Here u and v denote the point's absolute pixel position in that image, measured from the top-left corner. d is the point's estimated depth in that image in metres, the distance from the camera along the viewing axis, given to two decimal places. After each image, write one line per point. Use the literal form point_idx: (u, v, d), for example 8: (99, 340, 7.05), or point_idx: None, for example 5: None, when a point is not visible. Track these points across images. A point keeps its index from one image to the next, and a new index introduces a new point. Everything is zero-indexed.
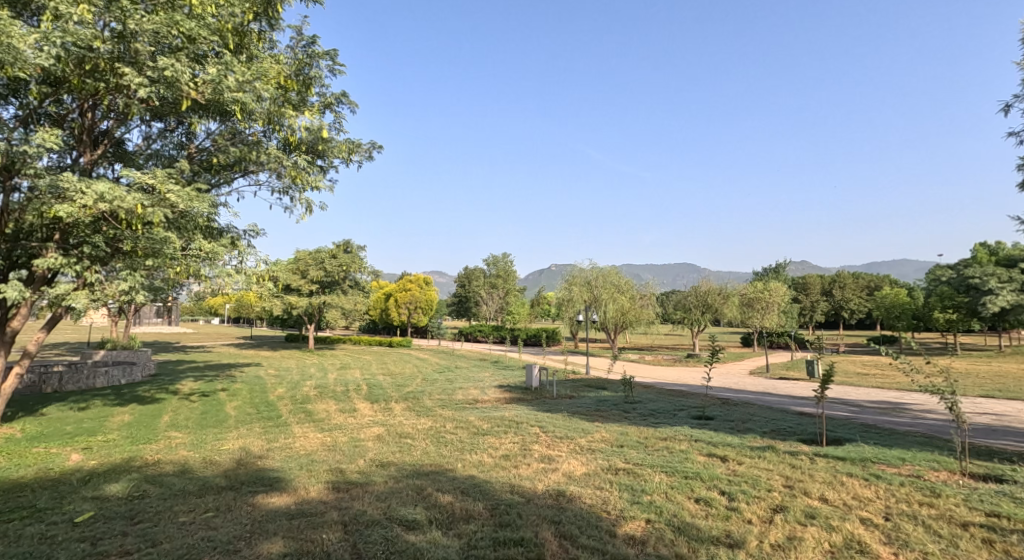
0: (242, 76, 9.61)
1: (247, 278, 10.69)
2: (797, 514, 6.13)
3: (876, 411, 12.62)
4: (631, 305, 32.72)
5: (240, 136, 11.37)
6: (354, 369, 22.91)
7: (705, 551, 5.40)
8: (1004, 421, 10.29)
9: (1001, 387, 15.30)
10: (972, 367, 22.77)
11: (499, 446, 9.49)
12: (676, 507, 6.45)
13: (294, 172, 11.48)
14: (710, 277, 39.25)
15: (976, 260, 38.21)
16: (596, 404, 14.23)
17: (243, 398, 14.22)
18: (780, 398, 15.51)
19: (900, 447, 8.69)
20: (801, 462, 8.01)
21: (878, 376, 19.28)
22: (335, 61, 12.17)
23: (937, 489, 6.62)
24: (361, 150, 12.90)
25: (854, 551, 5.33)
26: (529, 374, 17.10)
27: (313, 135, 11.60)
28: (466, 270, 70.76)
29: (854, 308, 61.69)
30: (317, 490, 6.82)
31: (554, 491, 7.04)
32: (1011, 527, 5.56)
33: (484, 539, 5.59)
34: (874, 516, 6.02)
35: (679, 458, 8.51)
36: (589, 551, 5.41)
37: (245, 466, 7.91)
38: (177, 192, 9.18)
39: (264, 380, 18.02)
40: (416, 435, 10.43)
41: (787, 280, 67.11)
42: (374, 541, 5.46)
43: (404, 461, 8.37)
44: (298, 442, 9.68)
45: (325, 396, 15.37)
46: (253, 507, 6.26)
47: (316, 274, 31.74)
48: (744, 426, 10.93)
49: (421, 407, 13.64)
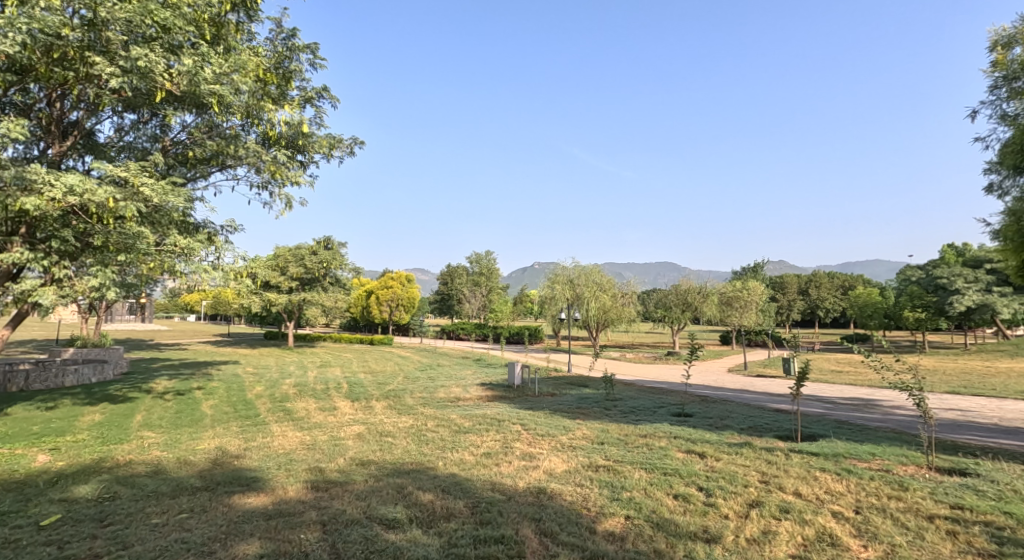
0: (219, 68, 9.48)
1: (224, 274, 10.51)
2: (772, 509, 6.22)
3: (850, 408, 12.81)
4: (613, 304, 32.96)
5: (217, 130, 11.12)
6: (334, 367, 22.63)
7: (683, 547, 5.45)
8: (970, 417, 10.55)
9: (968, 383, 15.73)
10: (939, 365, 23.45)
11: (480, 444, 9.46)
12: (654, 503, 6.50)
13: (273, 167, 11.29)
14: (690, 277, 39.45)
15: (944, 259, 39.33)
16: (578, 401, 14.31)
17: (220, 397, 13.96)
18: (758, 396, 15.69)
19: (871, 442, 8.88)
20: (776, 458, 8.13)
21: (851, 374, 19.73)
22: (316, 55, 11.99)
23: (905, 483, 6.76)
24: (342, 145, 12.75)
25: (825, 544, 5.42)
26: (512, 371, 17.12)
27: (293, 129, 11.43)
28: (448, 269, 70.21)
29: (830, 308, 62.86)
30: (295, 490, 6.73)
31: (535, 488, 7.05)
32: (975, 519, 5.70)
33: (465, 537, 5.57)
34: (845, 509, 6.14)
35: (659, 455, 8.58)
36: (568, 549, 5.42)
37: (221, 466, 7.79)
38: (150, 186, 8.97)
39: (243, 378, 17.76)
40: (397, 434, 10.31)
41: (766, 279, 68.00)
42: (353, 541, 5.40)
43: (385, 459, 8.31)
44: (276, 442, 9.51)
45: (304, 394, 15.15)
46: (229, 507, 6.16)
47: (296, 271, 31.36)
48: (722, 423, 11.03)
49: (402, 405, 13.53)
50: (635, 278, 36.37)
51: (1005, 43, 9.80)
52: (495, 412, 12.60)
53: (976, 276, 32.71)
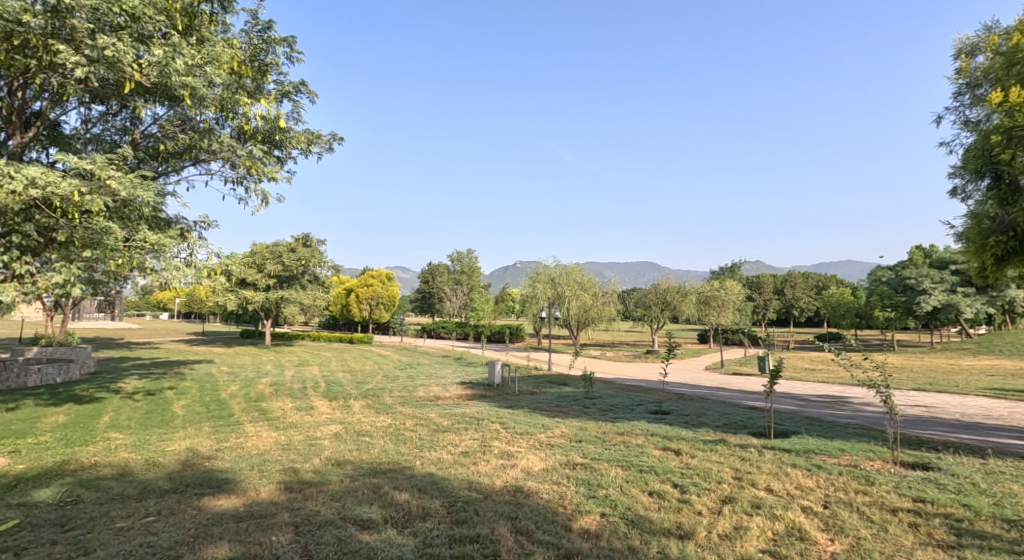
0: (191, 59, 9.29)
1: (197, 272, 10.29)
2: (744, 505, 6.33)
3: (821, 405, 13.08)
4: (594, 302, 33.17)
5: (190, 123, 10.87)
6: (312, 366, 22.34)
7: (657, 543, 5.52)
8: (934, 413, 10.86)
9: (933, 380, 16.21)
10: (907, 363, 24.11)
11: (459, 443, 9.43)
12: (630, 501, 6.57)
13: (248, 162, 11.08)
14: (670, 276, 39.75)
15: (913, 260, 40.43)
16: (558, 400, 14.35)
17: (193, 397, 13.67)
18: (734, 394, 15.92)
19: (840, 438, 9.07)
20: (750, 455, 8.26)
21: (822, 372, 20.17)
22: (293, 48, 11.82)
23: (871, 478, 6.94)
24: (320, 141, 12.58)
25: (794, 539, 5.53)
26: (492, 370, 17.09)
27: (269, 124, 11.26)
28: (429, 267, 69.71)
29: (804, 307, 64.13)
30: (268, 491, 6.64)
31: (512, 487, 7.06)
32: (935, 511, 5.85)
33: (440, 537, 5.56)
34: (814, 504, 6.27)
35: (636, 452, 8.67)
36: (544, 547, 5.45)
37: (192, 468, 7.64)
38: (118, 179, 8.76)
39: (217, 377, 17.47)
40: (374, 433, 10.22)
41: (743, 279, 69.01)
42: (326, 542, 5.36)
43: (361, 459, 8.24)
44: (250, 442, 9.39)
45: (280, 394, 14.94)
46: (198, 510, 6.05)
47: (273, 268, 30.86)
48: (698, 420, 11.16)
49: (381, 405, 13.38)
50: (615, 277, 36.58)
51: (968, 52, 10.09)
52: (474, 411, 12.59)
53: (942, 277, 33.69)
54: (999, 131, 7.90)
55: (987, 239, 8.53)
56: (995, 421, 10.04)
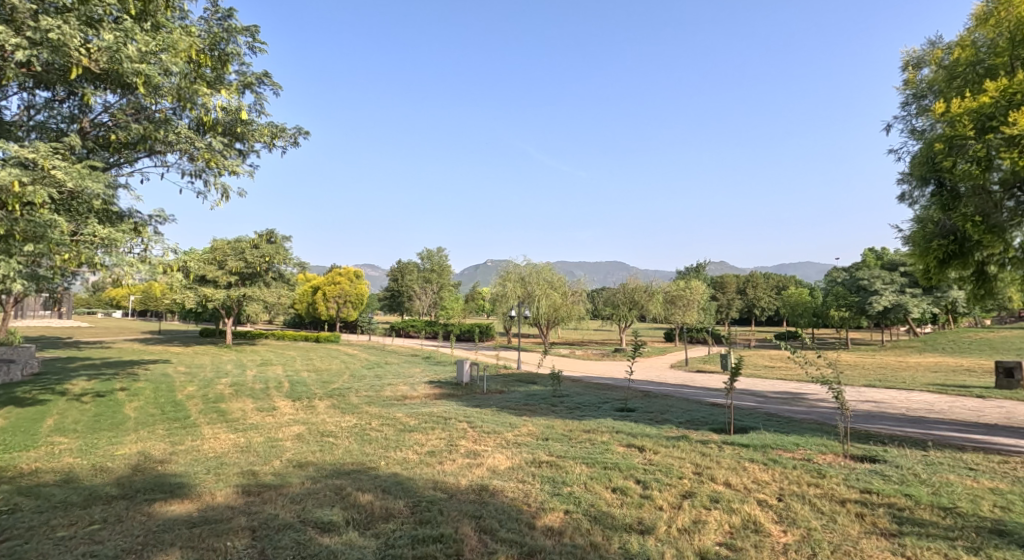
0: (145, 45, 8.93)
1: (151, 268, 9.91)
2: (703, 499, 6.47)
3: (778, 402, 13.48)
4: (563, 301, 33.44)
5: (145, 112, 10.39)
6: (276, 365, 21.86)
7: (619, 539, 5.59)
8: (882, 408, 11.30)
9: (882, 377, 16.92)
10: (860, 361, 25.08)
11: (425, 443, 9.36)
12: (593, 497, 6.64)
13: (208, 155, 10.77)
14: (638, 276, 40.19)
15: (867, 261, 42.00)
16: (526, 398, 14.43)
17: (146, 398, 13.22)
18: (697, 391, 16.24)
19: (795, 434, 9.35)
20: (710, 450, 8.46)
21: (781, 369, 20.78)
22: (255, 39, 11.54)
23: (823, 471, 7.18)
24: (284, 134, 12.30)
25: (750, 531, 5.67)
26: (460, 369, 17.07)
27: (230, 115, 10.96)
28: (399, 265, 68.70)
29: (765, 307, 65.94)
30: (224, 495, 6.46)
31: (477, 485, 7.06)
32: (880, 501, 6.09)
33: (402, 538, 5.51)
34: (769, 497, 6.45)
35: (600, 450, 8.76)
36: (507, 545, 5.46)
37: (143, 472, 7.38)
38: (64, 170, 8.39)
39: (173, 377, 16.91)
40: (339, 434, 10.08)
41: (707, 279, 70.50)
42: (284, 546, 5.25)
43: (324, 460, 8.11)
44: (207, 445, 9.13)
45: (240, 394, 14.54)
46: (148, 517, 5.85)
47: (235, 265, 30.04)
48: (662, 417, 11.35)
49: (346, 405, 13.18)
50: (584, 276, 36.86)
51: (914, 64, 10.45)
52: (441, 410, 12.53)
53: (892, 279, 35.14)
54: (941, 139, 8.27)
55: (930, 242, 8.94)
56: (936, 415, 10.52)
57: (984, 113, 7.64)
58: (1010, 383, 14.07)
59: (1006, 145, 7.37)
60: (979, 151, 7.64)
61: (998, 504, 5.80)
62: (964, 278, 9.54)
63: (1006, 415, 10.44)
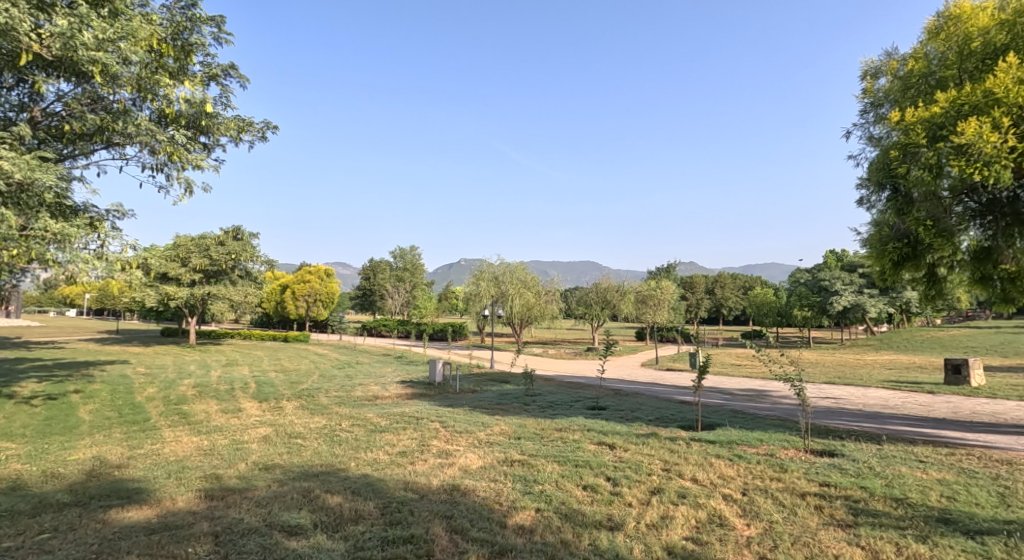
0: (102, 33, 8.65)
1: (108, 265, 9.62)
2: (671, 495, 6.62)
3: (744, 398, 13.83)
4: (536, 301, 33.58)
5: (102, 102, 10.05)
6: (242, 366, 21.44)
7: (589, 535, 5.68)
8: (841, 404, 11.72)
9: (841, 374, 17.53)
10: (822, 358, 25.87)
11: (396, 443, 9.33)
12: (564, 496, 6.73)
13: (170, 148, 10.45)
14: (610, 276, 40.61)
15: (828, 262, 43.29)
16: (498, 398, 14.48)
17: (102, 401, 12.83)
18: (666, 389, 16.53)
19: (760, 430, 9.62)
20: (678, 447, 8.65)
21: (747, 367, 21.31)
22: (221, 30, 11.29)
23: (785, 465, 7.41)
24: (252, 129, 12.05)
25: (715, 525, 5.83)
26: (433, 368, 17.04)
27: (194, 108, 10.67)
28: (370, 264, 68.03)
29: (732, 306, 67.36)
30: (185, 500, 6.35)
31: (448, 485, 7.08)
32: (838, 494, 6.32)
33: (372, 540, 5.50)
34: (734, 492, 6.63)
35: (572, 448, 8.87)
36: (477, 544, 5.50)
37: (98, 478, 7.19)
38: (12, 161, 8.08)
39: (131, 379, 16.45)
40: (307, 435, 9.97)
41: (677, 279, 71.66)
42: (249, 551, 5.19)
43: (292, 462, 8.02)
44: (167, 448, 8.94)
45: (205, 396, 14.23)
46: (103, 524, 5.72)
47: (199, 263, 29.32)
48: (632, 415, 11.54)
49: (315, 405, 13.05)
50: (557, 276, 37.09)
51: (871, 74, 10.85)
52: (412, 410, 12.49)
53: (852, 279, 36.32)
54: (897, 147, 8.61)
55: (886, 245, 9.32)
56: (891, 410, 10.96)
57: (935, 122, 7.99)
58: (958, 380, 14.74)
59: (955, 153, 7.72)
60: (931, 159, 7.99)
61: (945, 494, 6.10)
62: (917, 279, 9.96)
63: (954, 409, 10.94)
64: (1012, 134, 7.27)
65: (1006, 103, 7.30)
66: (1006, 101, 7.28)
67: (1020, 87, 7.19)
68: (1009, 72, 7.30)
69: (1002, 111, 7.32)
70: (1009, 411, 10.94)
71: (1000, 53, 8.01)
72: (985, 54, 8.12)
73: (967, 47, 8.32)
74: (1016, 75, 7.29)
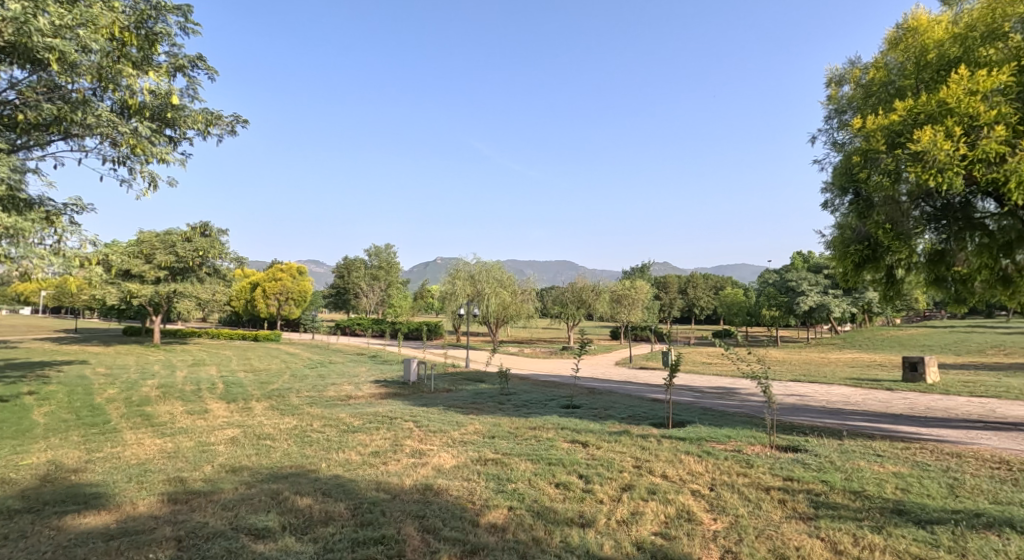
0: (59, 19, 8.30)
1: (66, 261, 9.35)
2: (641, 491, 6.72)
3: (714, 396, 14.10)
4: (512, 300, 33.64)
5: (60, 91, 9.68)
6: (210, 365, 20.99)
7: (560, 533, 5.74)
8: (806, 401, 12.04)
9: (806, 372, 17.98)
10: (790, 356, 26.50)
11: (369, 443, 9.28)
12: (536, 493, 6.78)
13: (133, 141, 10.02)
14: (585, 275, 40.91)
15: (795, 263, 44.35)
16: (472, 397, 14.49)
17: (59, 403, 12.42)
18: (639, 387, 16.74)
19: (728, 426, 9.83)
20: (650, 444, 8.78)
21: (717, 365, 21.73)
22: (188, 19, 10.93)
23: (751, 461, 7.60)
24: (221, 122, 11.64)
25: (683, 520, 5.95)
26: (407, 368, 16.98)
27: (160, 100, 10.24)
28: (344, 262, 67.22)
29: (704, 306, 68.43)
30: (147, 504, 6.20)
31: (421, 485, 7.07)
32: (801, 488, 6.51)
33: (342, 541, 5.47)
34: (702, 487, 6.78)
35: (545, 446, 8.94)
36: (449, 544, 5.51)
37: (54, 483, 6.98)
38: None
39: (90, 380, 15.96)
40: (277, 436, 9.83)
41: (651, 279, 72.62)
42: (214, 555, 5.11)
43: (260, 464, 7.91)
44: (128, 451, 8.72)
45: (170, 397, 13.89)
46: (58, 531, 5.56)
47: (164, 260, 28.56)
48: (605, 413, 11.66)
49: (286, 406, 12.87)
50: (533, 275, 37.21)
51: (836, 81, 11.14)
52: (386, 410, 12.41)
53: (817, 280, 37.29)
54: (858, 152, 8.87)
55: (848, 247, 9.63)
56: (853, 406, 11.32)
57: (894, 129, 8.27)
58: (915, 377, 15.25)
59: (912, 160, 7.99)
60: (889, 165, 8.26)
61: (900, 486, 6.32)
62: (877, 280, 10.27)
63: (911, 405, 11.34)
64: (963, 142, 7.54)
65: (958, 113, 7.58)
66: (959, 110, 7.54)
67: (971, 98, 7.45)
68: (962, 83, 7.56)
69: (955, 121, 7.59)
70: (962, 406, 11.38)
71: (954, 64, 8.30)
72: (940, 65, 8.41)
73: (924, 58, 8.61)
74: (968, 86, 7.54)
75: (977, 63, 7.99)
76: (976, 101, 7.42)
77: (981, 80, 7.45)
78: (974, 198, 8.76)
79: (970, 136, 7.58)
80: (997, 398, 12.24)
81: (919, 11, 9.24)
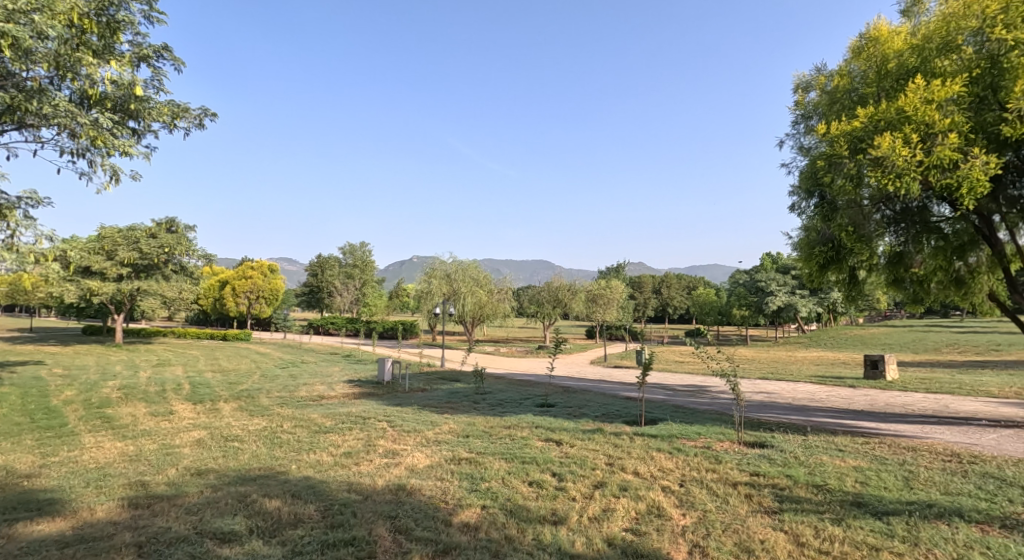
0: (13, 3, 7.89)
1: (20, 257, 8.99)
2: (613, 488, 6.79)
3: (686, 394, 14.31)
4: (489, 299, 33.57)
5: (14, 79, 9.22)
6: (175, 366, 20.46)
7: (532, 530, 5.75)
8: (773, 398, 12.31)
9: (774, 370, 18.37)
10: (759, 355, 27.05)
11: (341, 444, 9.17)
12: (510, 492, 6.79)
13: (94, 132, 9.58)
14: (562, 274, 41.08)
15: (765, 264, 45.26)
16: (447, 396, 14.43)
17: (13, 406, 11.96)
18: (613, 386, 16.88)
19: (698, 424, 9.98)
20: (622, 442, 8.86)
21: (689, 364, 22.07)
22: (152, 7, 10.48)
23: (720, 457, 7.73)
24: (187, 115, 11.22)
25: (654, 516, 6.02)
26: (382, 368, 16.83)
27: (122, 90, 9.81)
28: (318, 260, 66.22)
29: (677, 306, 69.29)
30: (106, 510, 6.03)
31: (394, 485, 7.01)
32: (767, 483, 6.64)
33: (312, 544, 5.39)
34: (672, 483, 6.87)
35: (519, 445, 8.95)
36: (421, 544, 5.47)
37: (5, 489, 6.72)
38: None
39: (47, 381, 15.42)
40: (246, 438, 9.65)
41: (626, 279, 73.36)
42: None
43: (227, 467, 7.75)
44: (86, 455, 8.46)
45: (132, 398, 13.50)
46: (10, 539, 5.36)
47: (126, 256, 27.71)
48: (579, 411, 11.73)
49: (256, 407, 12.62)
50: (509, 274, 37.22)
51: (803, 87, 11.39)
52: (359, 410, 12.27)
53: (785, 280, 38.09)
54: (823, 157, 9.10)
55: (813, 249, 9.93)
56: (818, 403, 11.62)
57: (856, 135, 8.51)
58: (875, 374, 15.73)
59: (872, 166, 8.22)
60: (851, 170, 8.48)
61: (859, 479, 6.50)
62: (842, 280, 10.56)
63: (872, 401, 11.69)
64: (920, 149, 7.79)
65: (915, 121, 7.82)
66: (915, 118, 7.80)
67: (927, 107, 7.72)
68: (918, 92, 7.80)
69: (912, 128, 7.84)
70: (919, 402, 11.78)
71: (912, 73, 8.59)
72: (900, 74, 8.70)
73: (884, 67, 8.90)
74: (924, 95, 7.80)
75: (933, 74, 8.28)
76: (931, 110, 7.69)
77: (935, 90, 7.71)
78: (930, 203, 9.08)
79: (926, 143, 7.84)
80: (951, 394, 12.70)
81: (881, 22, 9.50)
